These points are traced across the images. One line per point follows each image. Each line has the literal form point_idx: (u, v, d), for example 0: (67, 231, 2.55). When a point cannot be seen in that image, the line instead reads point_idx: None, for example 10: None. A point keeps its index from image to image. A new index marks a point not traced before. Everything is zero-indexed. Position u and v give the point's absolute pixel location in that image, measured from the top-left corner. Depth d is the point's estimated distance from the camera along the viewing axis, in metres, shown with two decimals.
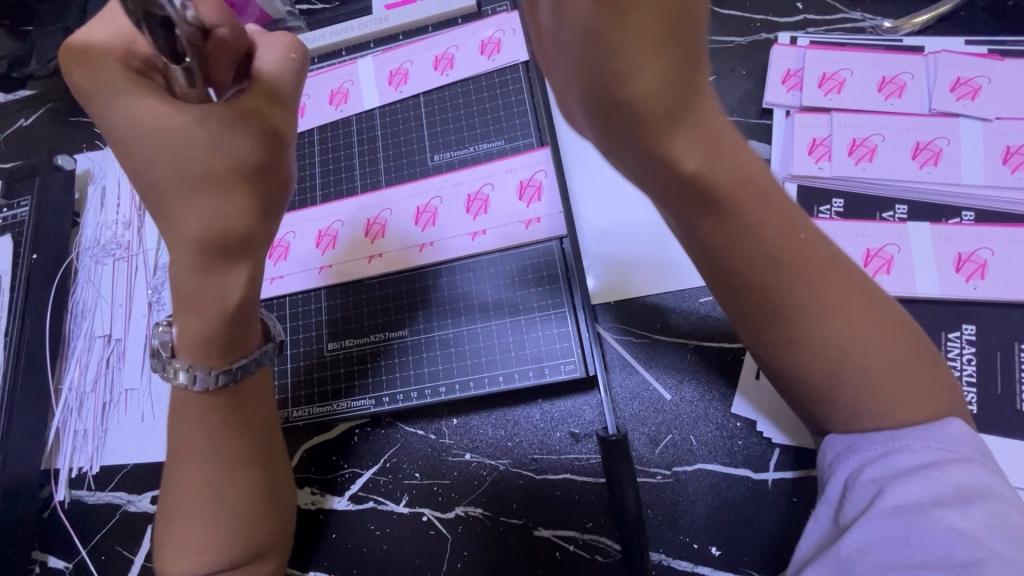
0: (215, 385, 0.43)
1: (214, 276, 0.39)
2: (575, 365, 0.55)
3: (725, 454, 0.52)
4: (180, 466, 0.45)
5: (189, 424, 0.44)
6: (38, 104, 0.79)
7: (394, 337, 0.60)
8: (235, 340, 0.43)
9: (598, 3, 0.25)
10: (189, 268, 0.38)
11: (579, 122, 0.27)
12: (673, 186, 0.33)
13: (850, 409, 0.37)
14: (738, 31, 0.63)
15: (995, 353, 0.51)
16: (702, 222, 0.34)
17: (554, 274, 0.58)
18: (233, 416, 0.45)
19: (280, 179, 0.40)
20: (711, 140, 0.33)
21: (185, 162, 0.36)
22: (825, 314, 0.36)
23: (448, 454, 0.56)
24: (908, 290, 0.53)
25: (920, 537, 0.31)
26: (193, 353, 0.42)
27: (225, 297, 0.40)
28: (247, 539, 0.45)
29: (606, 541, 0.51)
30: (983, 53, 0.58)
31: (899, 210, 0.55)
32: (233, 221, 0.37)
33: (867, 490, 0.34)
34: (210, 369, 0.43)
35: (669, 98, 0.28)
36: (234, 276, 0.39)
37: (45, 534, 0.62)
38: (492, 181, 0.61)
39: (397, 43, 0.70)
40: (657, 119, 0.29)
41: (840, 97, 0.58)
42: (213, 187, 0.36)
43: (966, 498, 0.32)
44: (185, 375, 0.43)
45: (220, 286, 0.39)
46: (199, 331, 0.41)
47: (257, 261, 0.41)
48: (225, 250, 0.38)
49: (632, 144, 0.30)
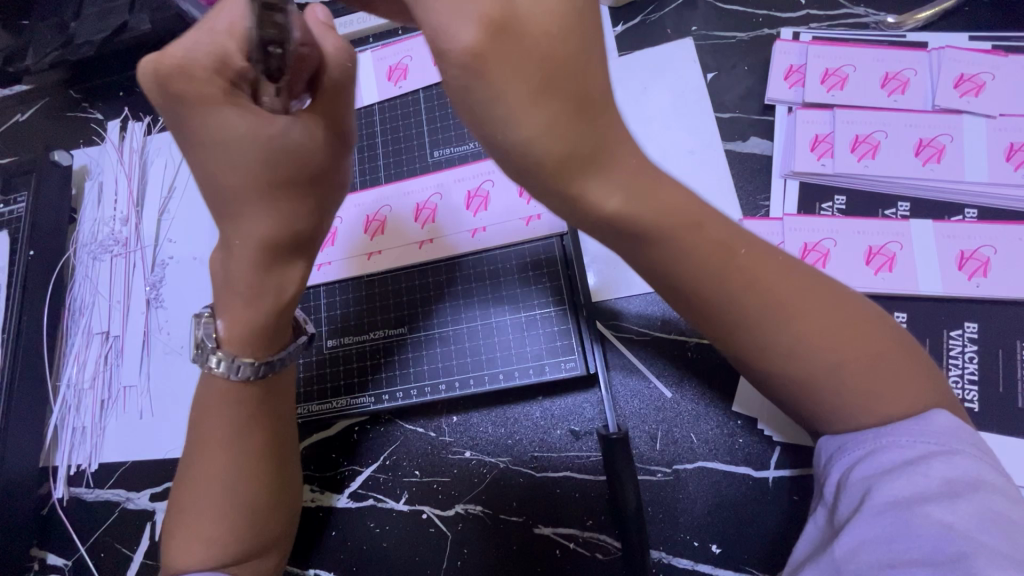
0: (255, 375, 0.44)
1: (268, 271, 0.40)
2: (576, 362, 0.55)
3: (726, 452, 0.51)
4: (204, 460, 0.44)
5: (215, 408, 0.44)
6: (35, 99, 0.79)
7: (394, 334, 0.59)
8: (274, 329, 0.43)
9: (461, 66, 0.26)
10: (253, 268, 0.39)
11: (530, 132, 0.27)
12: (645, 204, 0.32)
13: (834, 419, 0.37)
14: (740, 25, 0.63)
15: (997, 351, 0.50)
16: (679, 234, 0.34)
17: (555, 269, 0.57)
18: (258, 403, 0.45)
19: (337, 182, 0.41)
20: (635, 176, 0.32)
21: (245, 169, 0.36)
22: (819, 317, 0.36)
23: (448, 451, 0.56)
24: (909, 287, 0.52)
25: (908, 533, 0.31)
26: (239, 345, 0.43)
27: (274, 294, 0.41)
28: (252, 530, 0.45)
29: (606, 539, 0.51)
30: (987, 49, 0.57)
31: (901, 207, 0.55)
32: (297, 224, 0.39)
33: (857, 489, 0.35)
34: (252, 360, 0.44)
35: (566, 146, 0.28)
36: (289, 271, 0.41)
37: (44, 531, 0.62)
38: (492, 177, 0.61)
39: (397, 38, 0.69)
40: (559, 165, 0.28)
41: (843, 93, 0.58)
42: (280, 192, 0.37)
43: (954, 491, 0.32)
44: (227, 367, 0.43)
45: (279, 281, 0.41)
46: (240, 325, 0.42)
47: (312, 255, 0.42)
48: (286, 251, 0.40)
49: (601, 161, 0.30)
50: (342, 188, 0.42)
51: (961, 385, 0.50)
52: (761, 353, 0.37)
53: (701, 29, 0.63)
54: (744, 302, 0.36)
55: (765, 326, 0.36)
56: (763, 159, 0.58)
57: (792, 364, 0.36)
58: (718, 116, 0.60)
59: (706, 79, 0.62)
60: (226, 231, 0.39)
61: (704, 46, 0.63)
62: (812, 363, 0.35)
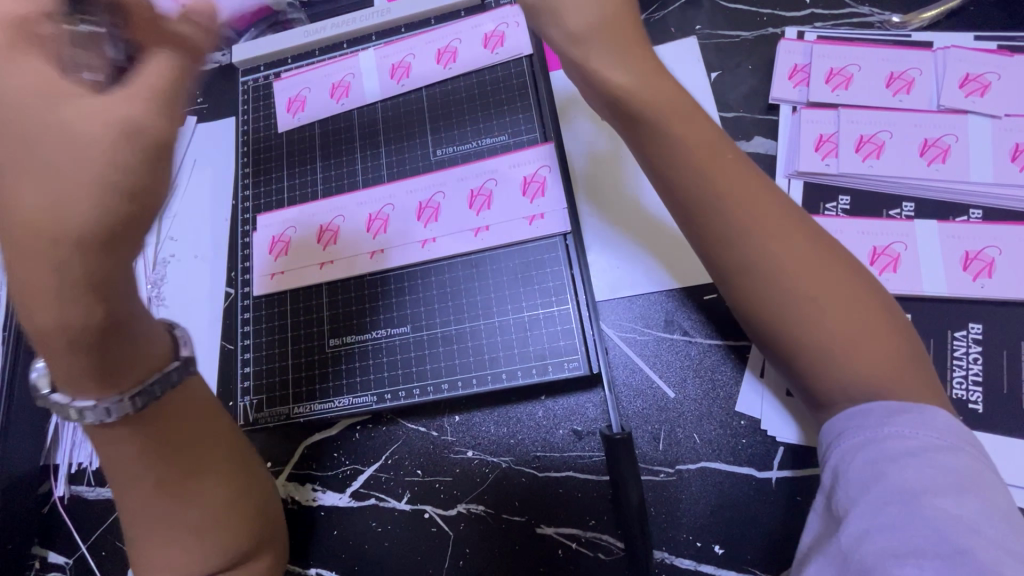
0: (108, 416, 0.36)
1: (52, 299, 0.28)
2: (579, 362, 0.54)
3: (730, 452, 0.51)
4: (126, 489, 0.41)
5: (110, 449, 0.40)
6: None
7: (397, 333, 0.59)
8: (117, 364, 0.35)
9: None
10: (22, 287, 0.29)
11: (572, 5, 0.42)
12: (643, 86, 0.41)
13: (809, 360, 0.38)
14: (745, 24, 0.62)
15: (1002, 352, 0.50)
16: (670, 121, 0.41)
17: (559, 268, 0.57)
18: (150, 439, 0.40)
19: (140, 191, 0.28)
20: (639, 67, 0.42)
21: (49, 149, 0.27)
22: (800, 244, 0.38)
23: (450, 451, 0.56)
24: (914, 287, 0.52)
25: (915, 525, 0.31)
26: (74, 386, 0.35)
27: (71, 326, 0.30)
28: (217, 546, 0.43)
29: (609, 539, 0.51)
30: (993, 49, 0.57)
31: (906, 207, 0.55)
32: (63, 222, 0.27)
33: (859, 476, 0.34)
34: (100, 399, 0.36)
35: (593, 16, 0.42)
36: (86, 305, 0.29)
37: (44, 529, 0.61)
38: (496, 176, 0.60)
39: (399, 35, 0.68)
40: (585, 28, 0.42)
41: (848, 92, 0.58)
42: (59, 182, 0.27)
43: (959, 485, 0.32)
44: (71, 411, 0.36)
45: (61, 311, 0.29)
46: (63, 366, 0.33)
47: (108, 300, 0.30)
48: (57, 269, 0.28)
49: (611, 41, 0.42)
50: (144, 195, 0.28)
51: (965, 386, 0.50)
52: (737, 266, 0.39)
53: (705, 28, 0.63)
54: (728, 201, 0.39)
55: (746, 237, 0.39)
56: (767, 159, 0.58)
57: (768, 279, 0.38)
58: (723, 115, 0.60)
59: (710, 78, 0.61)
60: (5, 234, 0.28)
61: (708, 45, 0.63)
62: (788, 283, 0.38)
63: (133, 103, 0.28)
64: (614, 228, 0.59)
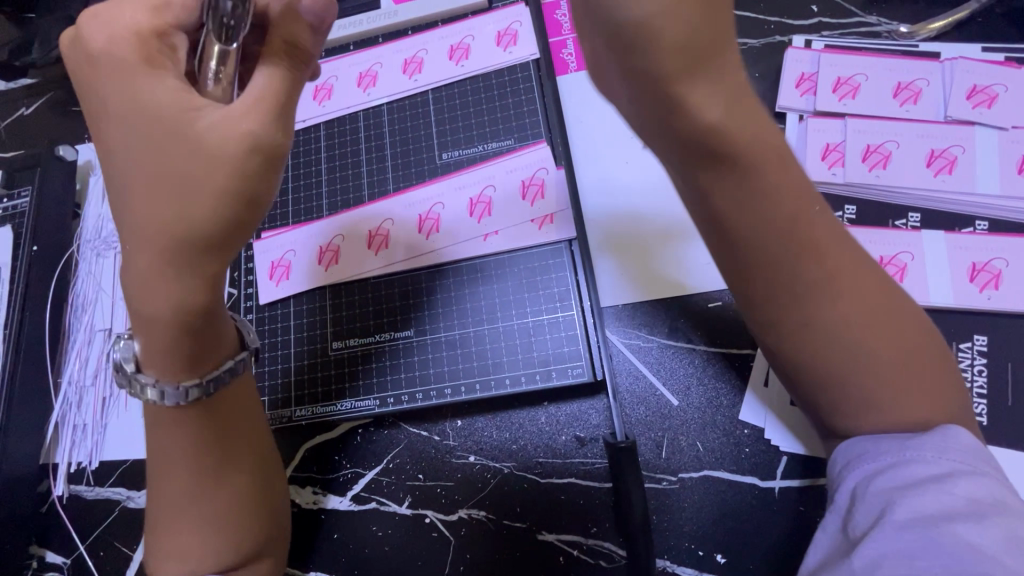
0: (205, 395, 0.41)
1: (164, 284, 0.36)
2: (583, 368, 0.54)
3: (733, 460, 0.51)
4: (164, 481, 0.42)
5: (164, 432, 0.42)
6: (39, 92, 0.76)
7: (399, 338, 0.59)
8: (203, 350, 0.40)
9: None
10: (155, 268, 0.35)
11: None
12: (734, 126, 0.34)
13: (849, 412, 0.38)
14: (752, 32, 0.63)
15: (1007, 365, 0.50)
16: (753, 161, 0.35)
17: (564, 275, 0.57)
18: (209, 421, 0.42)
19: (251, 194, 0.36)
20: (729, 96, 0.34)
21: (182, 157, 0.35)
22: (859, 304, 0.37)
23: (452, 456, 0.56)
24: (921, 299, 0.52)
25: (933, 550, 0.30)
26: (160, 366, 0.39)
27: (182, 307, 0.36)
28: (234, 541, 0.43)
29: (611, 547, 0.51)
30: (1000, 61, 0.57)
31: (912, 218, 0.55)
32: (193, 218, 0.35)
33: (877, 502, 0.34)
34: (199, 380, 0.40)
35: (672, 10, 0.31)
36: (189, 285, 0.36)
37: (42, 529, 0.61)
38: (493, 182, 0.60)
39: (406, 36, 0.69)
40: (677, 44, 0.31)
41: (855, 102, 0.58)
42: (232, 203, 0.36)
43: (979, 512, 0.31)
44: (153, 391, 0.39)
45: (180, 291, 0.36)
46: (159, 346, 0.38)
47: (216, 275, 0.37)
48: (188, 256, 0.35)
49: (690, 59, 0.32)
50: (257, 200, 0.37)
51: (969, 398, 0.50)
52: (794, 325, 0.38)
53: None
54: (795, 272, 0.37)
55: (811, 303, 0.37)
56: None
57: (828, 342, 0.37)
58: None
59: None
60: (132, 228, 0.36)
61: None
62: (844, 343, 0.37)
63: (251, 120, 0.36)
64: (619, 222, 0.59)
